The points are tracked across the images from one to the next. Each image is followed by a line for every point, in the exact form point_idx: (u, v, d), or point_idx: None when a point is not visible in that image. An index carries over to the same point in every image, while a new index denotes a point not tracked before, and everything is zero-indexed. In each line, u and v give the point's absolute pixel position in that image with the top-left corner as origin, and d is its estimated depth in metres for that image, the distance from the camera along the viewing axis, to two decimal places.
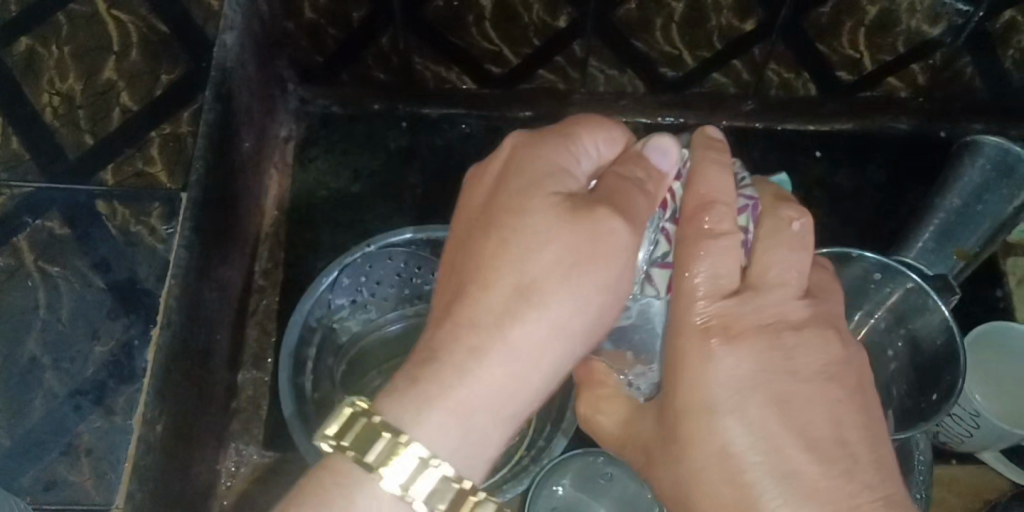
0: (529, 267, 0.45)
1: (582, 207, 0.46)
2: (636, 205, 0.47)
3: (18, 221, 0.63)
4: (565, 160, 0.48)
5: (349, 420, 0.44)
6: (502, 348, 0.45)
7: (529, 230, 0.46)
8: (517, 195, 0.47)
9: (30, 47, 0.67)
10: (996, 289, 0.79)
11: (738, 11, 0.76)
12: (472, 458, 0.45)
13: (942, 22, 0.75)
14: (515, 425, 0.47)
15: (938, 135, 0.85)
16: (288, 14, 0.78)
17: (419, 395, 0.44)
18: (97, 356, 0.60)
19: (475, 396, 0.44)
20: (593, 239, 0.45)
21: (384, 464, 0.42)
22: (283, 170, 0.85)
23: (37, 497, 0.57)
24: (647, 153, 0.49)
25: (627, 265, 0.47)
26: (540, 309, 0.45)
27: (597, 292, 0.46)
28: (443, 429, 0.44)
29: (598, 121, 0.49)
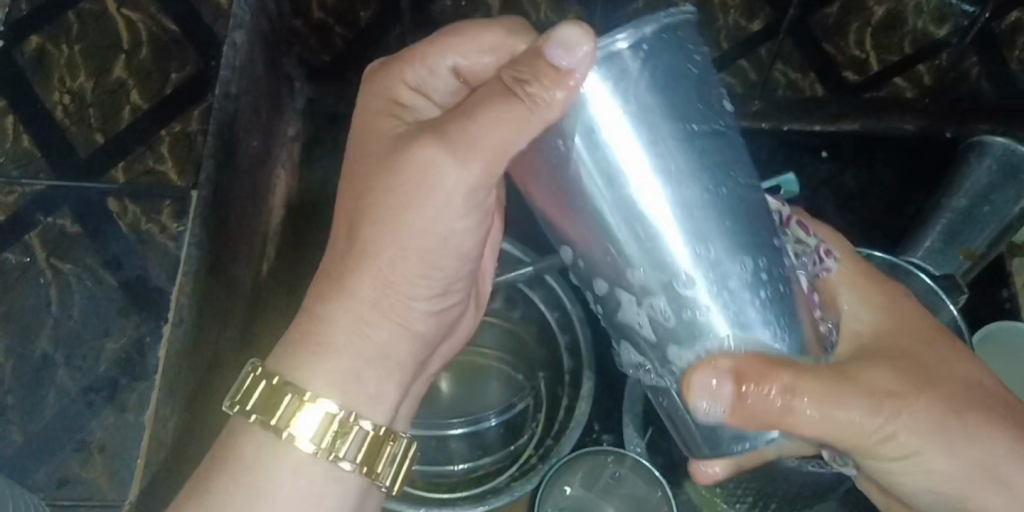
0: (361, 209, 0.47)
1: (410, 138, 0.46)
2: (458, 127, 0.44)
3: (28, 218, 0.63)
4: (401, 91, 0.49)
5: (258, 394, 0.46)
6: (346, 293, 0.47)
7: (363, 174, 0.48)
8: (362, 132, 0.49)
9: (40, 45, 0.67)
10: (1003, 290, 0.79)
11: (746, 10, 0.77)
12: (364, 399, 0.48)
13: (949, 23, 0.75)
14: (395, 360, 0.49)
15: (944, 136, 0.82)
16: (298, 13, 0.79)
17: (302, 341, 0.47)
18: (109, 354, 0.61)
19: (336, 339, 0.47)
20: (405, 180, 0.46)
21: (279, 419, 0.45)
22: (289, 168, 0.84)
23: (52, 494, 0.58)
24: (551, 54, 0.40)
25: (458, 193, 0.45)
26: (371, 250, 0.47)
27: (449, 224, 0.47)
28: (317, 378, 0.46)
29: (449, 34, 0.48)
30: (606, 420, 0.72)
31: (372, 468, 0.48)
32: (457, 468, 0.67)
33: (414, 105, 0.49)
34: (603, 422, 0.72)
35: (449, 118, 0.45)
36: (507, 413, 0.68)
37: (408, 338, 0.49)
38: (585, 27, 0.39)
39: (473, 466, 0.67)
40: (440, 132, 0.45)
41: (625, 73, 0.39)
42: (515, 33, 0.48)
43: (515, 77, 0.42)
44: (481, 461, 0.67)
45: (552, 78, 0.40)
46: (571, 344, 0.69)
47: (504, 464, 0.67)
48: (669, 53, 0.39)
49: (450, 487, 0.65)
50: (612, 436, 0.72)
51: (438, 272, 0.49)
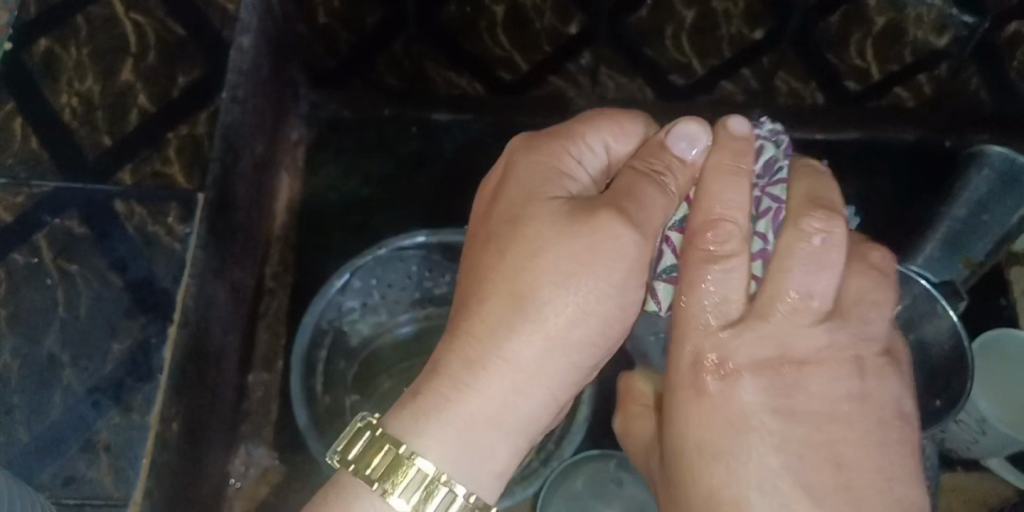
0: (520, 274, 0.44)
1: (576, 210, 0.45)
2: (635, 206, 0.45)
3: (37, 219, 0.64)
4: (564, 164, 0.48)
5: (368, 447, 0.44)
6: (501, 362, 0.44)
7: (531, 232, 0.45)
8: (517, 200, 0.47)
9: (49, 49, 0.68)
10: (1001, 298, 0.80)
11: (748, 19, 0.78)
12: (484, 480, 0.44)
13: (948, 33, 0.76)
14: (530, 436, 0.46)
15: (945, 145, 0.84)
16: (303, 17, 0.79)
17: (435, 402, 0.44)
18: (115, 354, 0.61)
19: (479, 409, 0.44)
20: (585, 246, 0.44)
21: (393, 486, 0.42)
22: (293, 173, 0.84)
23: (56, 492, 0.58)
24: (671, 145, 0.48)
25: (632, 268, 0.45)
26: (539, 316, 0.44)
27: (605, 303, 0.45)
28: (448, 441, 0.43)
29: (601, 117, 0.49)
30: (608, 426, 0.73)
31: None
32: None
33: (574, 175, 0.48)
34: (604, 428, 0.73)
35: (616, 197, 0.45)
36: None
37: (542, 424, 0.47)
38: (699, 125, 0.49)
39: None
40: (622, 208, 0.45)
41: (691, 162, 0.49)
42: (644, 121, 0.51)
43: (648, 167, 0.47)
44: None
45: (681, 164, 0.48)
46: None
47: None
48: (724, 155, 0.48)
49: None
50: (613, 441, 0.72)
51: (592, 355, 0.46)
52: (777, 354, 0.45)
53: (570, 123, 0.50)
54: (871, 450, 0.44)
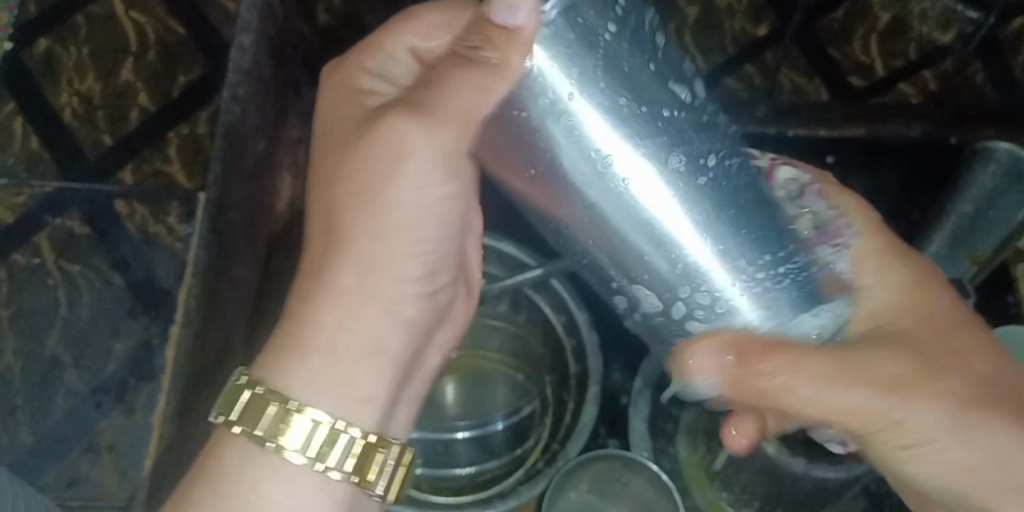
0: (337, 198, 0.44)
1: (373, 117, 0.44)
2: (424, 96, 0.43)
3: (39, 220, 0.64)
4: (359, 82, 0.47)
5: (249, 406, 0.42)
6: (327, 287, 0.44)
7: (329, 164, 0.45)
8: (325, 133, 0.46)
9: (48, 48, 0.68)
10: (1008, 295, 0.79)
11: (752, 15, 0.82)
12: (349, 401, 0.43)
13: (954, 30, 0.80)
14: (390, 350, 0.46)
15: (950, 141, 0.76)
16: (303, 13, 0.77)
17: (281, 342, 0.43)
18: (118, 354, 0.61)
19: (322, 338, 0.43)
20: (381, 154, 0.43)
21: (259, 427, 0.42)
22: (295, 172, 0.83)
23: (60, 494, 0.58)
24: (496, 16, 0.40)
25: (440, 159, 0.44)
26: (360, 233, 0.44)
27: (425, 203, 0.45)
28: (311, 380, 0.43)
29: (413, 15, 0.46)
30: (613, 424, 0.72)
31: (363, 478, 0.44)
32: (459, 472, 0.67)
33: (374, 90, 0.47)
34: (609, 427, 0.72)
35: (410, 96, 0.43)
36: (514, 416, 0.69)
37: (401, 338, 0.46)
38: None
39: (478, 470, 0.66)
40: (409, 102, 0.43)
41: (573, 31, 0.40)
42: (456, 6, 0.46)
43: (467, 45, 0.42)
44: (486, 465, 0.67)
45: (505, 40, 0.39)
46: (577, 348, 0.69)
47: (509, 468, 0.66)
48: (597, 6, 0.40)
49: (454, 490, 0.65)
50: (619, 440, 0.72)
51: (420, 258, 0.46)
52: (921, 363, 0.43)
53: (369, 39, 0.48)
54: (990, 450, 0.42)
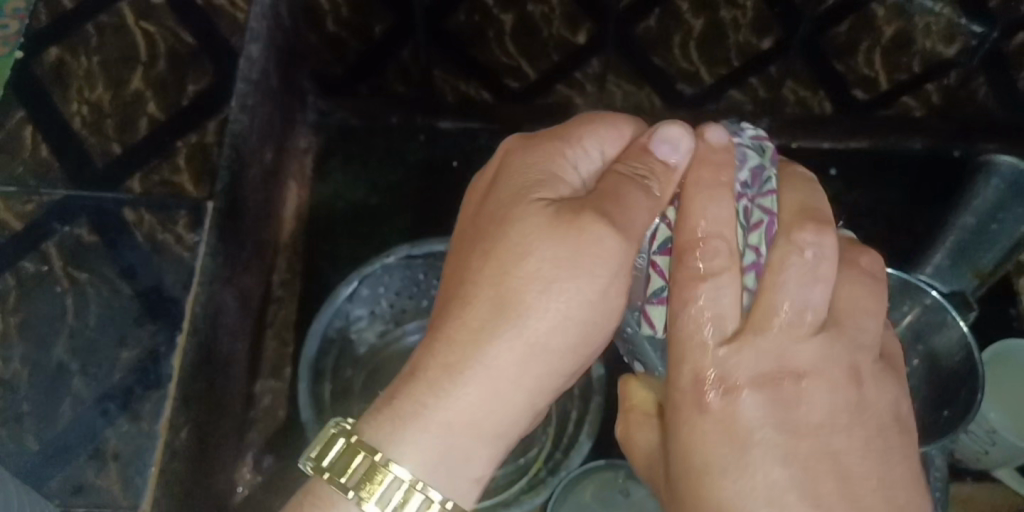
0: (510, 273, 0.45)
1: (564, 211, 0.45)
2: (609, 206, 0.45)
3: (48, 227, 0.64)
4: (558, 165, 0.48)
5: (343, 453, 0.44)
6: (479, 364, 0.44)
7: (520, 231, 0.45)
8: (510, 198, 0.47)
9: (59, 57, 0.69)
10: (1010, 308, 0.80)
11: (756, 29, 0.78)
12: (456, 479, 0.45)
13: (957, 43, 0.76)
14: (506, 439, 0.47)
15: (953, 154, 0.85)
16: (311, 24, 0.79)
17: (415, 408, 0.44)
18: (125, 362, 0.61)
19: (458, 413, 0.44)
20: (571, 244, 0.44)
21: (369, 495, 0.43)
22: (302, 182, 0.84)
23: (65, 501, 0.58)
24: (654, 147, 0.48)
25: (618, 267, 0.45)
26: (521, 324, 0.44)
27: (585, 309, 0.46)
28: (426, 447, 0.44)
29: (599, 122, 0.50)
30: (616, 435, 0.73)
31: None
32: None
33: (568, 178, 0.48)
34: (612, 437, 0.72)
35: (599, 198, 0.46)
36: None
37: (525, 427, 0.47)
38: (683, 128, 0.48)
39: (481, 479, 0.66)
40: (606, 212, 0.45)
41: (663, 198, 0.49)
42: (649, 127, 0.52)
43: (636, 171, 0.48)
44: (490, 473, 0.66)
45: (664, 170, 0.48)
46: None
47: (514, 477, 0.67)
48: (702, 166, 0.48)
49: None
50: (621, 451, 0.72)
51: (571, 358, 0.46)
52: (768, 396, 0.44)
53: (570, 124, 0.50)
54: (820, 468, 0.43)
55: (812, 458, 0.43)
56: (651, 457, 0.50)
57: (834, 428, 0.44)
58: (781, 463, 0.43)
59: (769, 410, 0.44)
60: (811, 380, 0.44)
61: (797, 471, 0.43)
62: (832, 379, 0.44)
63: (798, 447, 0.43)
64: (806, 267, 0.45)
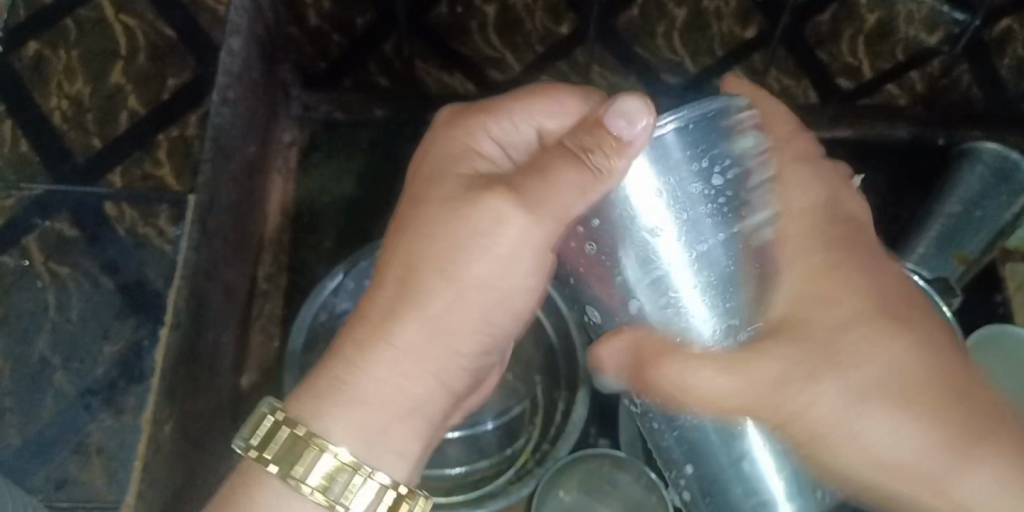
0: (416, 257, 0.47)
1: (474, 190, 0.47)
2: (533, 182, 0.45)
3: (27, 223, 0.64)
4: (477, 142, 0.50)
5: (287, 444, 0.44)
6: (387, 340, 0.46)
7: (427, 214, 0.47)
8: (429, 178, 0.49)
9: (37, 52, 0.68)
10: (995, 294, 0.80)
11: (739, 17, 0.78)
12: (389, 451, 0.47)
13: (940, 30, 0.77)
14: (429, 413, 0.49)
15: (937, 143, 0.83)
16: (293, 17, 0.78)
17: (330, 383, 0.46)
18: (107, 356, 0.61)
19: (372, 385, 0.46)
20: (476, 225, 0.46)
21: (295, 469, 0.44)
22: (286, 175, 0.84)
23: (49, 496, 0.58)
24: (610, 123, 0.42)
25: (526, 244, 0.46)
26: (424, 300, 0.46)
27: (495, 281, 0.47)
28: (347, 423, 0.45)
29: (533, 94, 0.49)
30: (604, 424, 0.73)
31: None
32: (451, 472, 0.67)
33: (487, 155, 0.49)
34: (600, 426, 0.73)
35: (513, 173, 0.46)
36: (503, 416, 0.68)
37: (440, 398, 0.49)
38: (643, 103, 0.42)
39: (468, 470, 0.67)
40: (511, 185, 0.46)
41: (666, 156, 0.42)
42: (588, 97, 0.50)
43: (582, 144, 0.43)
44: (476, 465, 0.67)
45: (615, 147, 0.42)
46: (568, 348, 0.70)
47: (500, 468, 0.67)
48: (705, 130, 0.42)
49: (443, 490, 0.65)
50: (609, 440, 0.72)
51: (476, 334, 0.49)
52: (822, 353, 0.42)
53: (499, 98, 0.50)
54: (954, 416, 0.41)
55: (924, 394, 0.41)
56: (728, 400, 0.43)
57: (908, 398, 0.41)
58: (903, 418, 0.41)
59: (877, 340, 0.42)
60: (901, 341, 0.42)
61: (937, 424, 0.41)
62: (878, 328, 0.42)
63: (910, 379, 0.41)
64: (822, 231, 0.45)
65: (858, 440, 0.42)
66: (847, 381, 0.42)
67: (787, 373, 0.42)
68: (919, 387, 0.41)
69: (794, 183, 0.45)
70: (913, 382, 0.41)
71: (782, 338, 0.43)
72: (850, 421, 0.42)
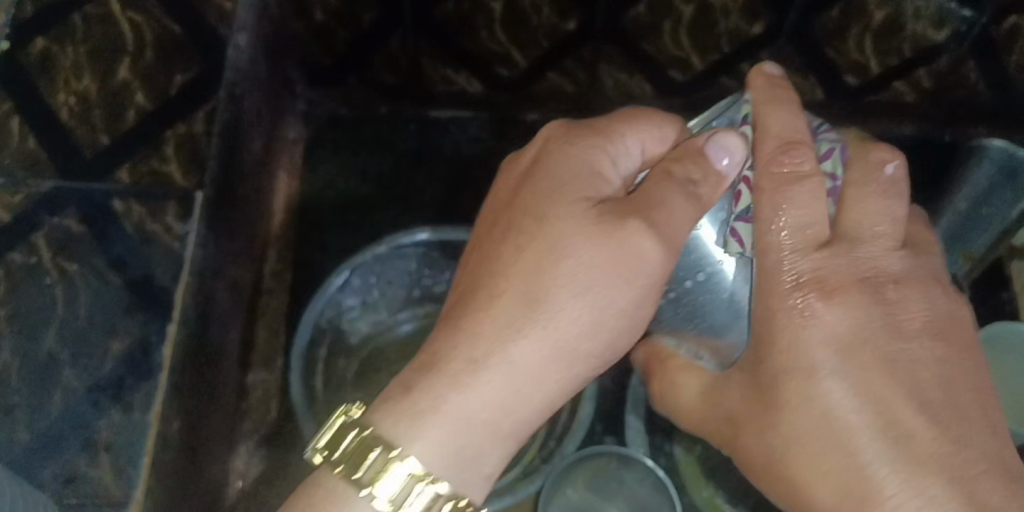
0: (536, 278, 0.46)
1: (606, 217, 0.47)
2: (659, 215, 0.48)
3: (37, 218, 0.64)
4: (594, 162, 0.50)
5: (353, 446, 0.45)
6: (507, 359, 0.45)
7: (554, 234, 0.47)
8: (543, 194, 0.49)
9: (46, 48, 0.68)
10: (1002, 292, 0.80)
11: (746, 14, 0.78)
12: (474, 472, 0.46)
13: (947, 28, 0.76)
14: (516, 439, 0.48)
15: (943, 139, 0.84)
16: (299, 15, 0.77)
17: (433, 400, 0.45)
18: (115, 352, 0.61)
19: (474, 407, 0.45)
20: (608, 252, 0.47)
21: (358, 471, 0.44)
22: (292, 172, 0.84)
23: (57, 492, 0.58)
24: (708, 156, 0.46)
25: (651, 278, 0.48)
26: (551, 320, 0.46)
27: (599, 314, 0.47)
28: (439, 441, 0.45)
29: (636, 117, 0.51)
30: (610, 422, 0.72)
31: None
32: None
33: (603, 177, 0.50)
34: (606, 424, 0.72)
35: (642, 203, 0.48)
36: None
37: (533, 428, 0.49)
38: (741, 137, 0.50)
39: None
40: (647, 217, 0.47)
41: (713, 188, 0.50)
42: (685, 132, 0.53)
43: (688, 176, 0.49)
44: None
45: (699, 183, 0.46)
46: None
47: (508, 465, 0.67)
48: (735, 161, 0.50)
49: None
50: (615, 437, 0.72)
51: (588, 364, 0.49)
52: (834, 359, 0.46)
53: (604, 120, 0.51)
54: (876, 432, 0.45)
55: (882, 400, 0.45)
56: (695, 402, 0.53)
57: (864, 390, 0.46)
58: (871, 432, 0.45)
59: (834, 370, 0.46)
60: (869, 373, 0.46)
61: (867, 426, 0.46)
62: (870, 358, 0.46)
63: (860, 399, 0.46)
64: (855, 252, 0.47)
65: (816, 432, 0.46)
66: (828, 383, 0.46)
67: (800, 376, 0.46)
68: (881, 396, 0.45)
69: (856, 193, 0.49)
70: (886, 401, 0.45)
71: (784, 364, 0.47)
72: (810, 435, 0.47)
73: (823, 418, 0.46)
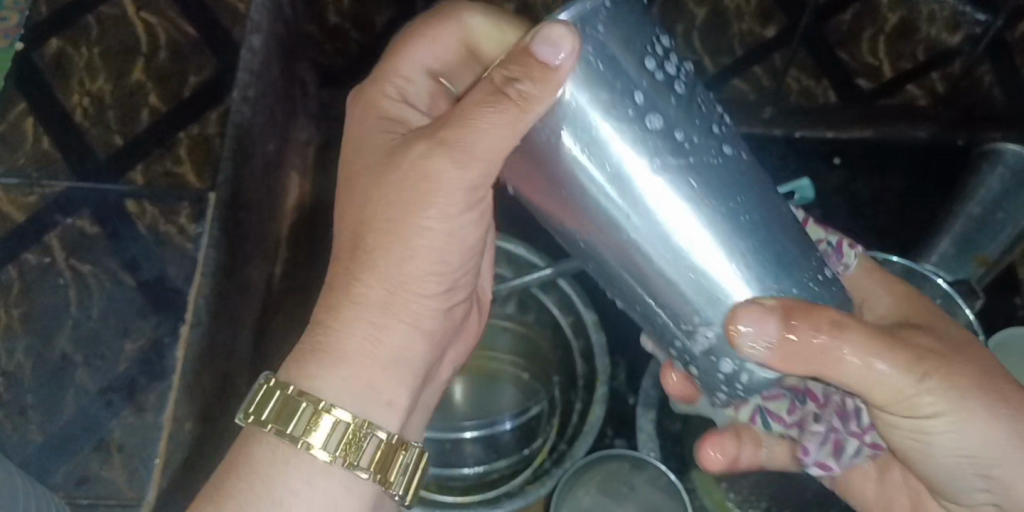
0: (364, 221, 0.48)
1: (400, 150, 0.47)
2: (454, 131, 0.44)
3: (50, 220, 0.64)
4: (382, 104, 0.52)
5: (271, 400, 0.45)
6: (353, 301, 0.47)
7: (364, 184, 0.48)
8: (354, 150, 0.51)
9: (60, 49, 0.68)
10: (1015, 297, 0.79)
11: (760, 17, 0.78)
12: (377, 404, 0.47)
13: (961, 32, 0.75)
14: (410, 362, 0.50)
15: (957, 142, 0.81)
16: (312, 17, 0.79)
17: (312, 345, 0.47)
18: (128, 354, 0.61)
19: (349, 342, 0.47)
20: (409, 184, 0.46)
21: (304, 430, 0.45)
22: (303, 172, 0.84)
23: (70, 492, 0.58)
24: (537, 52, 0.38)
25: (460, 191, 0.46)
26: (391, 258, 0.48)
27: (438, 226, 0.48)
28: (335, 383, 0.46)
29: (443, 17, 0.50)
30: (620, 425, 0.73)
31: (386, 479, 0.47)
32: (468, 472, 0.66)
33: (404, 118, 0.52)
34: (616, 427, 0.72)
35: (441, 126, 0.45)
36: (521, 415, 0.71)
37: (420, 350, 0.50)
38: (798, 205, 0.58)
39: (486, 470, 0.67)
40: (442, 139, 0.45)
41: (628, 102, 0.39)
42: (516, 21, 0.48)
43: (509, 75, 0.41)
44: (496, 464, 0.67)
45: (543, 74, 0.38)
46: (585, 348, 0.69)
47: (519, 468, 0.67)
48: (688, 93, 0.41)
49: (460, 490, 0.65)
50: (625, 440, 0.72)
51: (440, 282, 0.50)
52: (944, 341, 0.48)
53: (387, 62, 0.53)
54: (993, 380, 0.47)
55: (993, 374, 0.47)
56: (877, 380, 0.44)
57: (966, 397, 0.46)
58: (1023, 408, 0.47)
59: (943, 343, 0.47)
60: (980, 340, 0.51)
61: (1015, 407, 0.47)
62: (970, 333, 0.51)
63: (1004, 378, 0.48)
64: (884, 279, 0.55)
65: (981, 426, 0.46)
66: (978, 367, 0.47)
67: (926, 351, 0.46)
68: (993, 374, 0.47)
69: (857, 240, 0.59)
70: (994, 369, 0.48)
71: (913, 332, 0.48)
72: (970, 399, 0.46)
73: (991, 406, 0.46)
